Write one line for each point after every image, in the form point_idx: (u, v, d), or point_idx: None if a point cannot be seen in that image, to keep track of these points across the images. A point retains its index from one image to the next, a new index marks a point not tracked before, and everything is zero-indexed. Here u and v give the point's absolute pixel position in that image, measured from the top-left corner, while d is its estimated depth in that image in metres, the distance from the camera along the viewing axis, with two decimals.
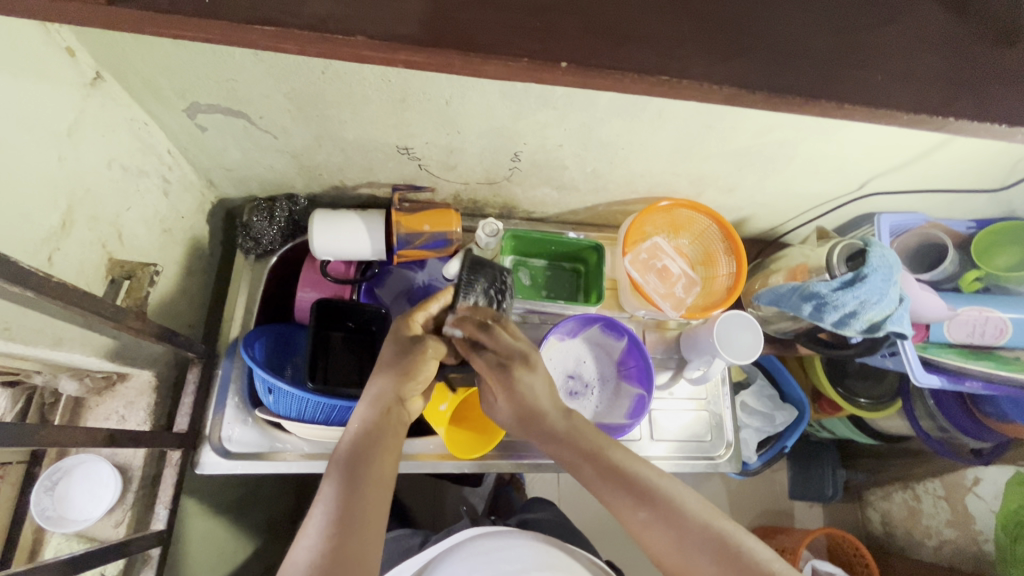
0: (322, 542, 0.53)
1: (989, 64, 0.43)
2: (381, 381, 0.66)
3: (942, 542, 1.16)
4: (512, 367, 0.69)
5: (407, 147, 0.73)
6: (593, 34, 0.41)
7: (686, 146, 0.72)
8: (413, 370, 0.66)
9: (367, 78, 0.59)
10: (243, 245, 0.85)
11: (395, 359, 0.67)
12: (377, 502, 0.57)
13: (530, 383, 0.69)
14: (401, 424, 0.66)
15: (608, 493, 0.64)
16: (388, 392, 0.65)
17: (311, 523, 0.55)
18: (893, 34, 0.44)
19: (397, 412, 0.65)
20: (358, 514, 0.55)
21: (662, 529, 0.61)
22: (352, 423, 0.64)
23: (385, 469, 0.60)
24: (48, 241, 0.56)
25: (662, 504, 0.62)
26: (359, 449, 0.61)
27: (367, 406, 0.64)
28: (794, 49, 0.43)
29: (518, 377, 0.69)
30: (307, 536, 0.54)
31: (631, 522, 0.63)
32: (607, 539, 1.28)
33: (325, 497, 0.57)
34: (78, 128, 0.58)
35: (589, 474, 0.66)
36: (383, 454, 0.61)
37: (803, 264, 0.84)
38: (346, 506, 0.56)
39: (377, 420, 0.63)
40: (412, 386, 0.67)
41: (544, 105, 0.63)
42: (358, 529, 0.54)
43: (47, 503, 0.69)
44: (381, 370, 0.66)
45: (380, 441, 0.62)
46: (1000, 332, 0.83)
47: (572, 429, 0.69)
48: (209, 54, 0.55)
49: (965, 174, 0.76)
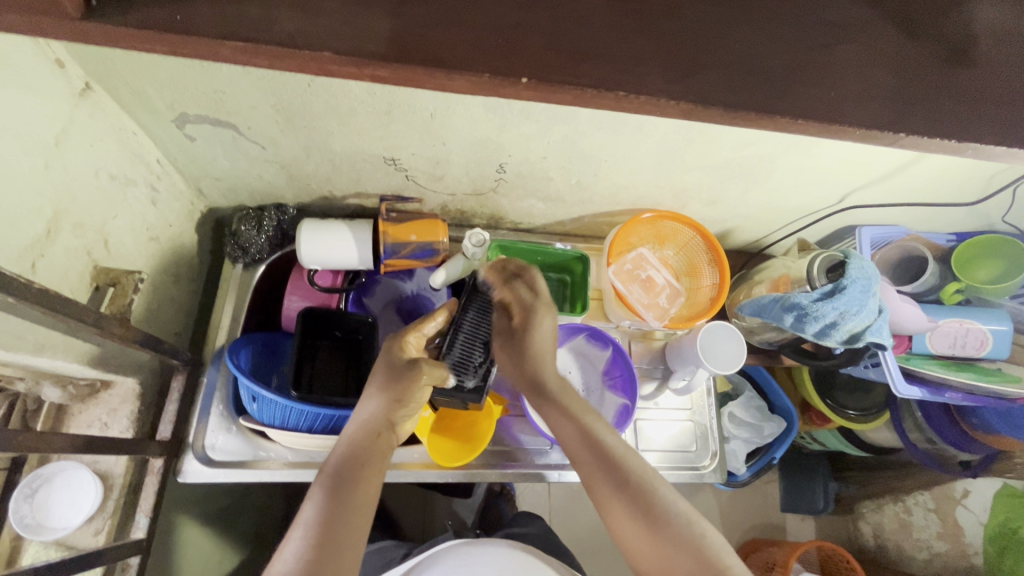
0: (301, 565, 0.52)
1: (940, 84, 0.45)
2: (372, 404, 0.66)
3: (934, 556, 1.16)
4: (534, 309, 0.74)
5: (393, 158, 0.74)
6: (555, 54, 0.42)
7: (668, 160, 0.74)
8: (405, 394, 0.67)
9: (352, 92, 0.60)
10: (231, 254, 0.85)
11: (387, 381, 0.68)
12: (357, 528, 0.57)
13: (547, 328, 0.74)
14: (389, 450, 0.66)
15: (585, 461, 0.65)
16: (378, 417, 0.65)
17: (288, 546, 0.55)
18: (847, 55, 0.45)
19: (386, 438, 0.65)
20: (337, 539, 0.55)
21: (638, 521, 0.60)
22: (340, 443, 0.64)
23: (367, 494, 0.60)
24: (32, 248, 0.57)
25: (633, 488, 0.61)
26: (343, 472, 0.60)
27: (355, 429, 0.65)
28: (750, 65, 0.44)
29: (538, 320, 0.74)
30: (282, 562, 0.53)
31: (604, 503, 0.63)
32: (597, 553, 1.27)
33: (305, 520, 0.56)
34: (66, 137, 0.59)
35: (577, 449, 0.66)
36: (367, 477, 0.61)
37: (786, 275, 0.86)
38: (325, 531, 0.55)
39: (364, 444, 0.63)
40: (402, 411, 0.67)
41: (526, 119, 0.65)
42: (334, 555, 0.54)
43: (26, 510, 0.68)
44: (374, 393, 0.67)
45: (367, 464, 0.62)
46: (981, 343, 0.85)
47: (564, 393, 0.72)
48: (195, 65, 0.56)
49: (944, 188, 0.77)
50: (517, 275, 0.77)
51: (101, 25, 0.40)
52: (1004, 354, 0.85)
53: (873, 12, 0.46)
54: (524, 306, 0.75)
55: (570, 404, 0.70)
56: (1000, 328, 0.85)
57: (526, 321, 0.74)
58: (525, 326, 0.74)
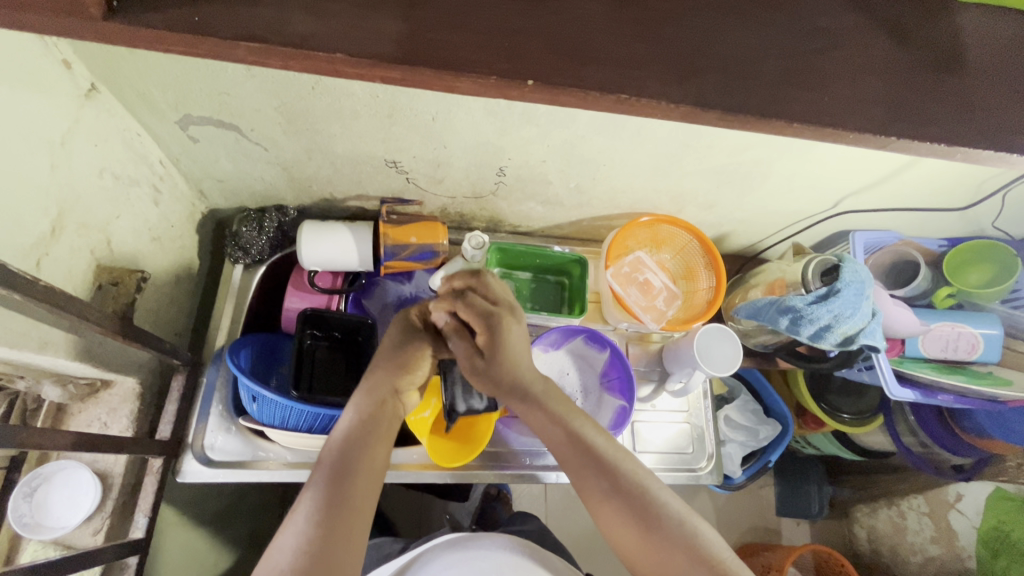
0: (312, 526, 0.53)
1: (928, 89, 0.46)
2: (377, 373, 0.67)
3: (927, 559, 1.16)
4: (498, 317, 0.70)
5: (394, 161, 0.75)
6: (559, 57, 0.43)
7: (665, 164, 0.75)
8: (411, 365, 0.69)
9: (355, 95, 0.61)
10: (232, 255, 0.86)
11: (391, 354, 0.69)
12: (368, 488, 0.58)
13: (516, 334, 0.70)
14: (397, 417, 0.67)
15: (574, 462, 0.64)
16: (383, 384, 0.67)
17: (299, 509, 0.55)
18: (839, 61, 0.46)
19: (394, 404, 0.66)
20: (349, 499, 0.56)
21: (634, 526, 0.60)
22: (346, 413, 0.65)
23: (377, 458, 0.61)
24: (37, 246, 0.57)
25: (625, 489, 0.61)
26: (353, 437, 0.61)
27: (361, 397, 0.66)
28: (746, 69, 0.45)
29: (505, 327, 0.69)
30: (294, 522, 0.54)
31: (596, 506, 0.63)
32: (593, 555, 1.28)
33: (315, 484, 0.57)
34: (72, 137, 0.60)
35: (573, 460, 0.64)
36: (377, 440, 0.62)
37: (780, 279, 0.87)
38: (335, 492, 0.56)
39: (373, 410, 0.64)
40: (409, 379, 0.68)
41: (526, 123, 0.66)
42: (345, 515, 0.55)
43: (25, 510, 0.68)
44: (379, 363, 0.68)
45: (374, 431, 0.63)
46: (973, 347, 0.86)
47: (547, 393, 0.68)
48: (201, 67, 0.57)
49: (934, 194, 0.79)
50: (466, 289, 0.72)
51: (121, 25, 0.41)
52: (995, 358, 0.87)
53: (863, 20, 0.48)
54: (483, 318, 0.69)
55: (552, 409, 0.67)
56: (992, 332, 0.86)
57: (492, 335, 0.69)
58: (493, 345, 0.69)
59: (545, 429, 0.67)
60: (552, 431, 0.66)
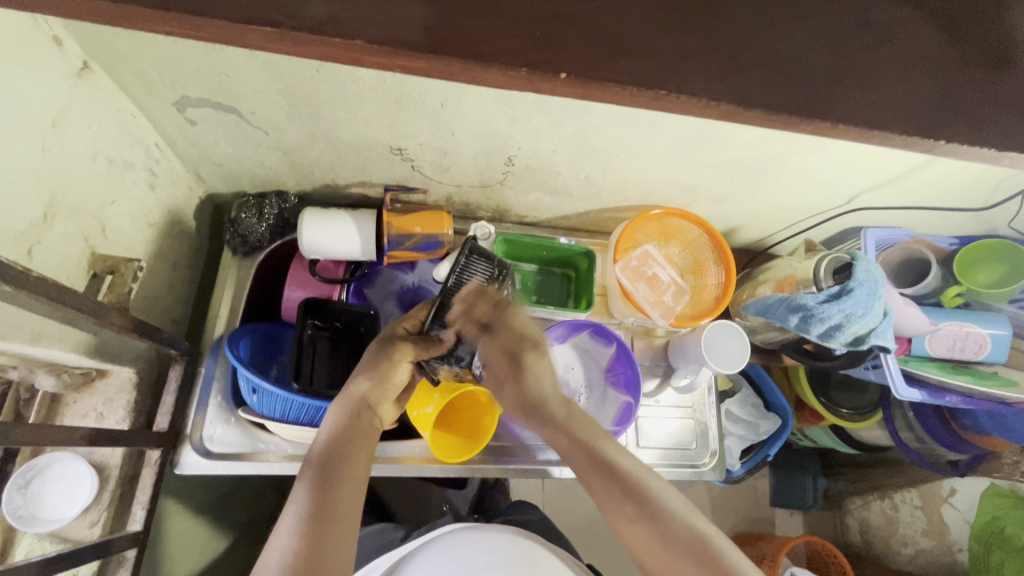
0: (297, 538, 0.52)
1: (973, 89, 0.45)
2: (355, 382, 0.65)
3: (918, 552, 1.17)
4: (523, 354, 0.70)
5: (400, 148, 0.73)
6: (597, 49, 0.42)
7: (679, 156, 0.73)
8: (383, 375, 0.66)
9: (362, 79, 0.59)
10: (231, 242, 0.83)
11: (365, 364, 0.67)
12: (352, 498, 0.57)
13: (542, 368, 0.70)
14: (374, 428, 0.65)
15: (597, 485, 0.63)
16: (360, 395, 0.65)
17: (285, 522, 0.54)
18: (885, 58, 0.44)
19: (368, 417, 0.65)
20: (333, 511, 0.55)
21: (648, 531, 0.59)
22: (324, 427, 0.63)
23: (358, 468, 0.60)
24: (29, 234, 0.55)
25: (650, 511, 0.60)
26: (333, 450, 0.60)
27: (339, 410, 0.64)
28: (786, 65, 0.43)
29: (529, 364, 0.70)
30: (281, 534, 0.53)
31: (618, 523, 0.62)
32: (590, 543, 1.28)
33: (299, 495, 0.56)
34: (64, 118, 0.57)
35: (593, 478, 0.64)
36: (357, 454, 0.61)
37: (791, 276, 0.86)
38: (321, 502, 0.55)
39: (349, 424, 0.63)
40: (378, 391, 0.66)
41: (539, 111, 0.63)
42: (331, 525, 0.54)
43: (19, 502, 0.68)
44: (359, 371, 0.66)
45: (354, 443, 0.62)
46: (980, 346, 0.85)
47: (570, 416, 0.69)
48: (199, 47, 0.54)
49: (951, 193, 0.77)
50: (491, 320, 0.71)
51: (132, 7, 0.38)
52: (1001, 356, 0.85)
53: (914, 16, 0.46)
54: (509, 356, 0.70)
55: (577, 430, 0.68)
56: (999, 332, 0.85)
57: (515, 371, 0.70)
58: (518, 377, 0.70)
59: (563, 444, 0.68)
60: (575, 459, 0.66)
